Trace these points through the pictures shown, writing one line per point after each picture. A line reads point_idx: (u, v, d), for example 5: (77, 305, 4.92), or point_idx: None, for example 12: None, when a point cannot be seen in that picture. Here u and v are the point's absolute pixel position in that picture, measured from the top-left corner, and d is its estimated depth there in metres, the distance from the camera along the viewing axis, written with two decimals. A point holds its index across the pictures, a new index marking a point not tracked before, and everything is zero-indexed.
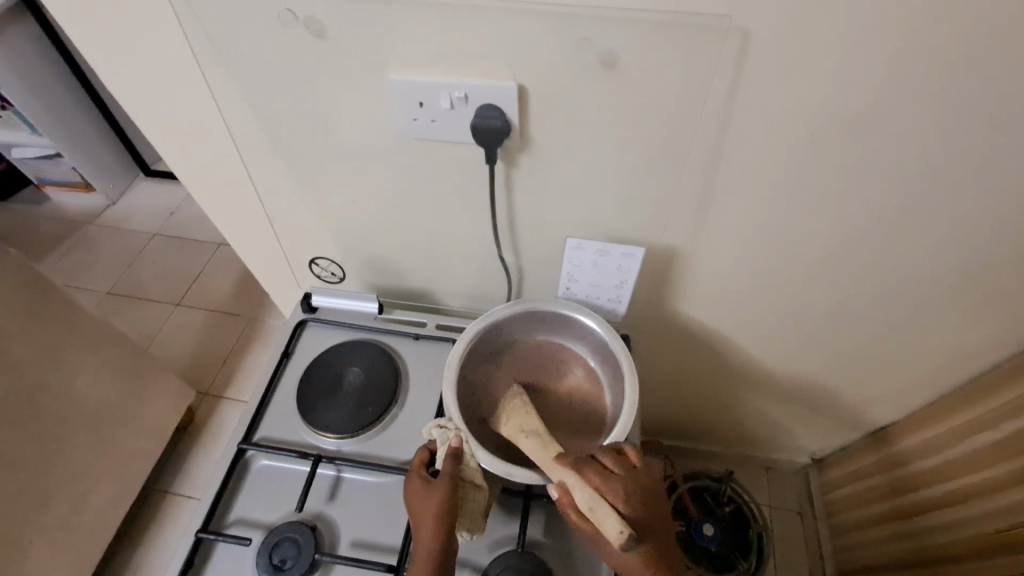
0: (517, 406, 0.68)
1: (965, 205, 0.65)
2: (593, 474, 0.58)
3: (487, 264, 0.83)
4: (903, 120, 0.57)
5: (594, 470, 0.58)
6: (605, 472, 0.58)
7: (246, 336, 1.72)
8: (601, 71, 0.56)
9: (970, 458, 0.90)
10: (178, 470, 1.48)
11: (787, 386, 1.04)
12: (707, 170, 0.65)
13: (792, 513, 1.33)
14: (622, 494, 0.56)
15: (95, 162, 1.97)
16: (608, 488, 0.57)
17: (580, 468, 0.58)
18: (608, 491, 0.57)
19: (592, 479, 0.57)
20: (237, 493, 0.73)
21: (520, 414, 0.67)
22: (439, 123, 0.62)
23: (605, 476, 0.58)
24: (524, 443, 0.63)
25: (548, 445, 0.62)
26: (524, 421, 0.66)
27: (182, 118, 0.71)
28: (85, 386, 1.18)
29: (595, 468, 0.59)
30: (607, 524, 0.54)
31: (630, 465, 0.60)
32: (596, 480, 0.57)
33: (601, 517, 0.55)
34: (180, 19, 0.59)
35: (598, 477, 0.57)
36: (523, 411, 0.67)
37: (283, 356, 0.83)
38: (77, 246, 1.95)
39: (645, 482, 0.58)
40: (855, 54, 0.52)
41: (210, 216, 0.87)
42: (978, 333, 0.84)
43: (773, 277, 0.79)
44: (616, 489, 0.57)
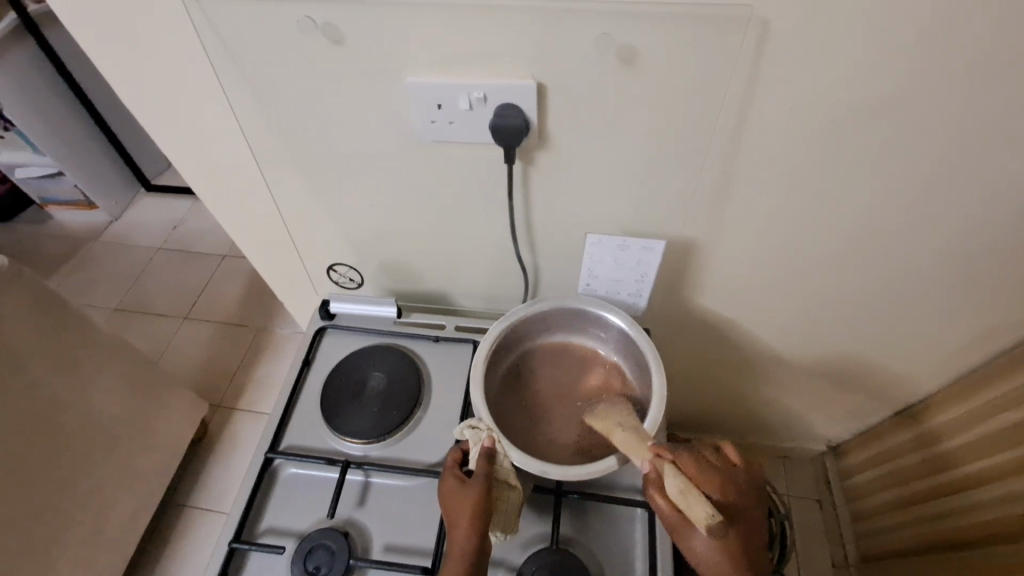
0: (615, 409, 0.67)
1: (986, 188, 0.65)
2: (689, 462, 0.60)
3: (504, 264, 0.83)
4: (924, 105, 0.57)
5: (690, 458, 0.61)
6: (700, 464, 0.61)
7: (256, 347, 1.72)
8: (620, 68, 0.56)
9: (990, 440, 0.90)
10: (195, 482, 1.48)
11: (803, 374, 1.04)
12: (725, 161, 0.65)
13: (811, 501, 1.33)
14: (717, 484, 0.60)
15: (97, 179, 1.98)
16: (702, 476, 0.60)
17: (677, 454, 0.61)
18: (701, 479, 0.60)
19: (688, 467, 0.60)
20: (267, 502, 0.73)
21: (618, 414, 0.66)
22: (456, 125, 0.62)
23: (704, 467, 0.61)
24: (619, 437, 0.62)
25: (644, 438, 0.62)
26: (623, 419, 0.65)
27: (197, 130, 0.71)
28: (100, 404, 1.18)
29: (694, 457, 0.62)
30: (693, 508, 0.54)
31: (725, 463, 0.64)
32: (691, 468, 0.60)
33: (689, 501, 0.55)
34: (198, 32, 0.59)
35: (694, 466, 0.60)
36: (624, 411, 0.66)
37: (304, 364, 0.83)
38: (82, 264, 1.95)
39: (733, 477, 0.62)
40: (874, 41, 0.53)
41: (225, 226, 0.87)
42: (997, 315, 0.83)
43: (790, 266, 0.79)
44: (710, 479, 0.60)
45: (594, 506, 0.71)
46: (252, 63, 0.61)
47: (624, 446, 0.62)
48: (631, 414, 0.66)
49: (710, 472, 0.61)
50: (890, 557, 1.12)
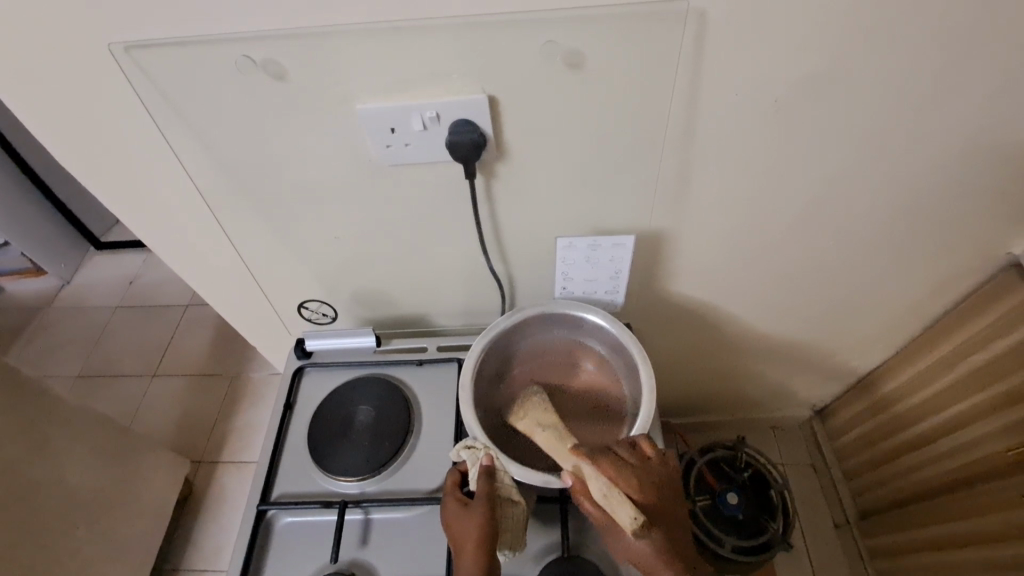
0: (535, 403, 0.69)
1: (927, 146, 0.68)
2: (608, 464, 0.60)
3: (478, 278, 0.82)
4: (860, 76, 0.60)
5: (609, 461, 0.60)
6: (618, 466, 0.60)
7: (233, 395, 1.66)
8: (569, 73, 0.56)
9: (967, 382, 0.94)
10: (186, 544, 1.42)
11: (781, 345, 1.07)
12: (682, 151, 0.66)
13: (805, 467, 1.37)
14: (635, 486, 0.59)
15: (43, 243, 1.89)
16: (619, 476, 0.59)
17: (595, 458, 0.61)
18: (620, 482, 0.59)
19: (607, 469, 0.60)
20: (266, 556, 0.70)
21: (537, 408, 0.68)
22: (413, 146, 0.62)
23: (625, 467, 0.60)
24: (543, 438, 0.65)
25: (565, 437, 0.64)
26: (542, 418, 0.67)
27: (145, 184, 0.69)
28: (75, 480, 1.12)
29: (610, 458, 0.61)
30: (619, 512, 0.57)
31: (642, 458, 0.62)
32: (610, 472, 0.59)
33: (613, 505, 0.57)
34: (132, 83, 0.57)
35: (612, 469, 0.60)
36: (542, 406, 0.68)
37: (286, 408, 0.80)
38: (36, 334, 1.85)
39: (655, 472, 0.61)
40: (807, 21, 0.55)
41: (186, 276, 0.84)
42: (952, 265, 0.88)
43: (756, 243, 0.81)
44: (628, 480, 0.59)
45: None
46: (194, 109, 0.59)
47: (549, 449, 0.64)
48: (549, 409, 0.68)
49: (628, 473, 0.60)
50: (889, 509, 1.15)
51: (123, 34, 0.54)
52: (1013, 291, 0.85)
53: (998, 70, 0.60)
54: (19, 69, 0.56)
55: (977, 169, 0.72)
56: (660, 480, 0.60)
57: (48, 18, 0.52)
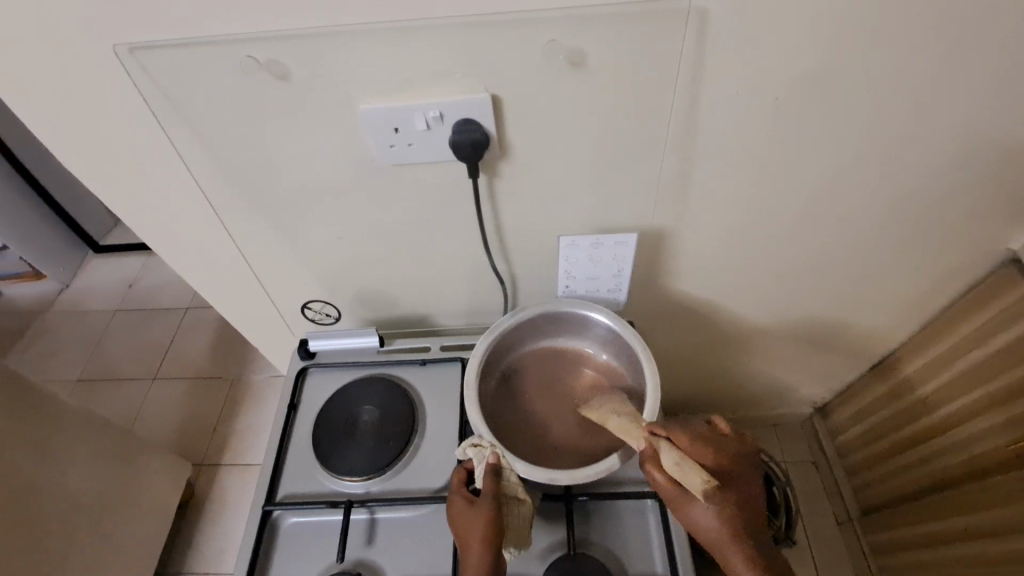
0: (608, 397, 0.68)
1: (927, 142, 0.68)
2: (683, 435, 0.61)
3: (481, 277, 0.82)
4: (859, 73, 0.60)
5: (683, 432, 0.61)
6: (693, 438, 0.61)
7: (234, 397, 1.66)
8: (571, 71, 0.57)
9: (968, 377, 0.94)
10: (188, 547, 1.42)
11: (782, 342, 1.07)
12: (684, 148, 0.66)
13: (807, 464, 1.37)
14: (711, 455, 0.60)
15: (42, 247, 1.89)
16: (695, 446, 0.60)
17: (670, 428, 0.61)
18: (694, 452, 0.59)
19: (682, 440, 0.60)
20: (271, 556, 0.70)
21: (610, 402, 0.67)
22: (415, 146, 0.62)
23: (700, 439, 0.61)
24: (615, 423, 0.63)
25: (638, 423, 0.62)
26: (614, 407, 0.65)
27: (147, 185, 0.69)
28: (77, 484, 1.11)
29: (683, 430, 0.62)
30: (691, 477, 0.55)
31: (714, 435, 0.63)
32: (683, 442, 0.60)
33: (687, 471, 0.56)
34: (136, 84, 0.57)
35: (687, 439, 0.60)
36: (614, 399, 0.67)
37: (290, 409, 0.80)
38: (36, 337, 1.84)
39: (731, 447, 0.62)
40: (807, 18, 0.55)
41: (188, 278, 0.84)
42: (951, 261, 0.88)
43: (758, 241, 0.82)
44: (701, 451, 0.60)
45: (606, 506, 0.71)
46: (198, 110, 0.59)
47: (620, 432, 0.62)
48: (621, 402, 0.67)
49: (703, 444, 0.61)
50: (892, 505, 1.15)
51: (125, 34, 0.54)
52: (1013, 286, 0.86)
53: (996, 65, 0.60)
54: (23, 72, 0.56)
55: (976, 165, 0.72)
56: (732, 456, 0.61)
57: (51, 20, 0.52)
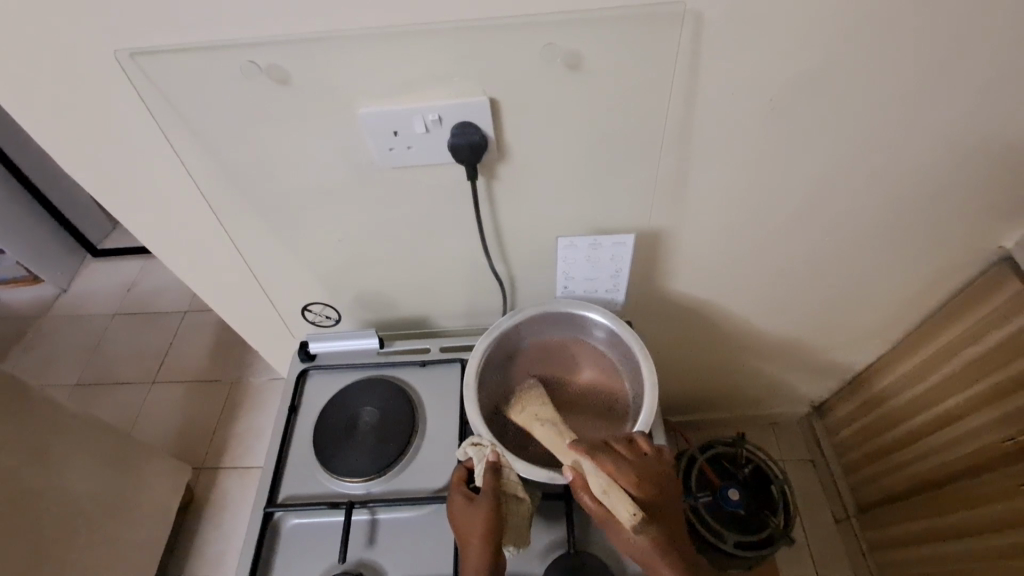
0: (534, 396, 0.71)
1: (920, 142, 0.69)
2: (607, 461, 0.61)
3: (481, 279, 0.83)
4: (853, 74, 0.61)
5: (609, 459, 0.61)
6: (618, 462, 0.61)
7: (233, 400, 1.66)
8: (569, 74, 0.57)
9: (963, 374, 0.95)
10: (188, 551, 1.42)
11: (779, 341, 1.08)
12: (680, 149, 0.67)
13: (805, 462, 1.38)
14: (635, 481, 0.60)
15: (39, 251, 1.89)
16: (619, 472, 0.60)
17: (596, 456, 0.61)
18: (619, 479, 0.60)
19: (606, 467, 0.61)
20: (273, 557, 0.70)
21: (536, 401, 0.70)
22: (415, 149, 0.63)
23: (625, 463, 0.61)
24: (541, 432, 0.67)
25: (563, 433, 0.66)
26: (538, 412, 0.69)
27: (148, 189, 0.69)
28: (76, 489, 1.11)
29: (610, 455, 0.62)
30: (619, 508, 0.59)
31: (639, 453, 0.63)
32: (608, 469, 0.61)
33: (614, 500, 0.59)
34: (137, 89, 0.57)
35: (613, 466, 0.61)
36: (540, 400, 0.70)
37: (291, 410, 0.81)
38: (34, 342, 1.84)
39: (652, 469, 0.62)
40: (800, 21, 0.56)
41: (188, 281, 0.85)
42: (944, 260, 0.89)
43: (754, 240, 0.82)
44: (626, 477, 0.60)
45: None
46: (200, 115, 0.60)
47: (546, 443, 0.66)
48: (546, 401, 0.70)
49: (628, 469, 0.61)
50: (888, 502, 1.16)
51: (126, 40, 0.54)
52: (1006, 284, 0.87)
53: (986, 67, 0.61)
54: (24, 77, 0.57)
55: (968, 164, 0.73)
56: (655, 474, 0.62)
57: (53, 26, 0.53)
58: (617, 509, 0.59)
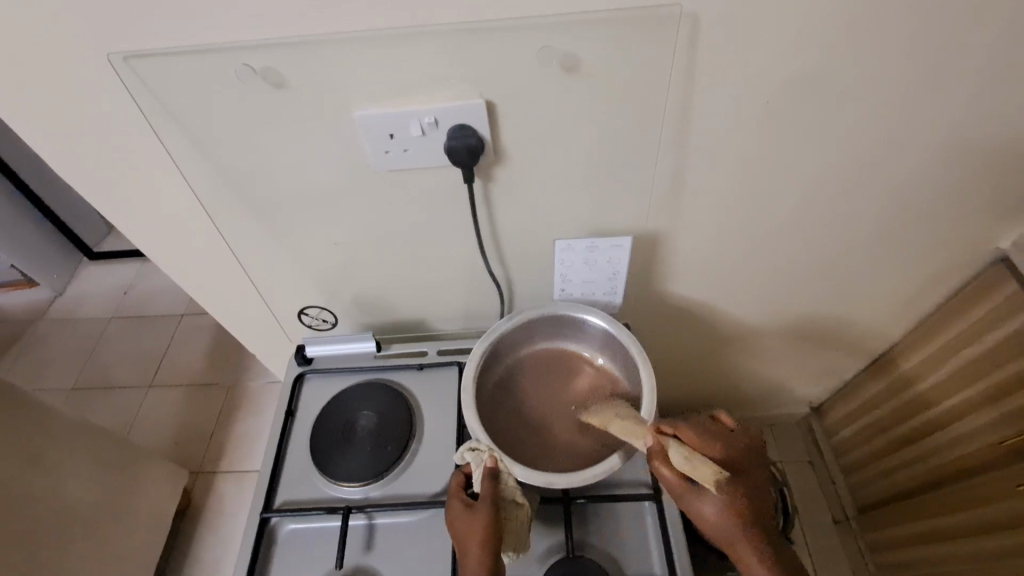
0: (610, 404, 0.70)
1: (917, 143, 0.69)
2: (691, 431, 0.62)
3: (478, 281, 0.83)
4: (849, 76, 0.61)
5: (692, 430, 0.62)
6: (701, 433, 0.62)
7: (230, 404, 1.65)
8: (565, 76, 0.57)
9: (961, 375, 0.95)
10: (185, 556, 1.41)
11: (777, 343, 1.08)
12: (677, 151, 0.67)
13: (804, 464, 1.38)
14: (719, 451, 0.61)
15: (34, 254, 1.88)
16: (703, 442, 0.61)
17: (678, 428, 0.62)
18: (703, 448, 0.60)
19: (687, 436, 0.61)
20: (270, 564, 0.70)
21: (614, 407, 0.69)
22: (411, 152, 0.62)
23: (706, 435, 0.62)
24: (618, 425, 0.64)
25: (636, 423, 0.64)
26: (615, 410, 0.68)
27: (142, 193, 0.69)
28: (71, 494, 1.11)
29: (692, 427, 0.62)
30: (703, 469, 0.57)
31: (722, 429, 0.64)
32: (692, 439, 0.61)
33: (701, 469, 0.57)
34: (131, 93, 0.57)
35: (695, 434, 0.61)
36: (615, 407, 0.69)
37: (288, 415, 0.80)
38: (29, 346, 1.83)
39: (737, 443, 0.62)
40: (797, 23, 0.56)
41: (184, 285, 0.84)
42: (942, 261, 0.89)
43: (752, 242, 0.82)
44: (711, 446, 0.61)
45: (604, 508, 0.71)
46: (195, 118, 0.59)
47: (624, 433, 0.63)
48: (625, 407, 0.68)
49: (712, 440, 0.62)
50: (887, 504, 1.16)
51: (118, 43, 0.54)
52: (1003, 284, 0.87)
53: (981, 68, 0.61)
54: (15, 81, 0.56)
55: (965, 165, 0.73)
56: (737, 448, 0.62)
57: (45, 28, 0.52)
58: (703, 474, 0.57)
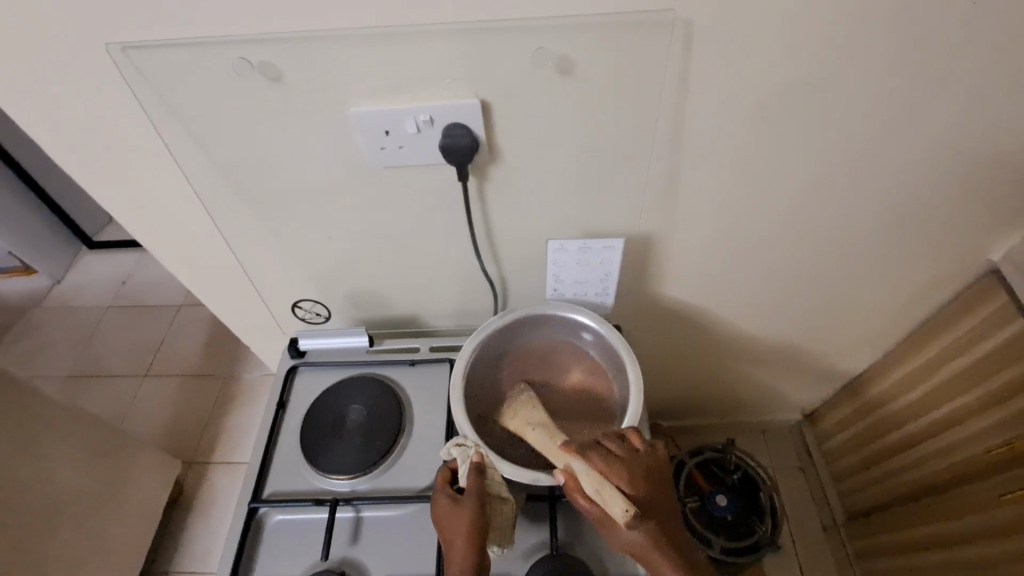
0: (524, 401, 0.72)
1: (909, 153, 0.70)
2: (599, 458, 0.60)
3: (472, 279, 0.83)
4: (841, 85, 0.61)
5: (600, 457, 0.61)
6: (609, 460, 0.61)
7: (225, 396, 1.66)
8: (560, 78, 0.58)
9: (950, 386, 0.96)
10: (175, 546, 1.41)
11: (769, 349, 1.08)
12: (671, 155, 0.68)
13: (794, 470, 1.38)
14: (626, 478, 0.59)
15: (33, 242, 1.88)
16: (611, 469, 0.60)
17: (587, 455, 0.61)
18: (611, 477, 0.59)
19: (596, 464, 0.60)
20: (257, 554, 0.70)
21: (529, 408, 0.70)
22: (407, 149, 0.63)
23: (615, 460, 0.61)
24: (534, 436, 0.67)
25: (554, 437, 0.66)
26: (532, 417, 0.69)
27: (139, 184, 0.70)
28: (62, 482, 1.11)
29: (600, 454, 0.61)
30: (611, 505, 0.58)
31: (631, 450, 0.62)
32: (601, 467, 0.60)
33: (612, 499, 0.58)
34: (129, 83, 0.57)
35: (602, 463, 0.60)
36: (530, 406, 0.71)
37: (280, 406, 0.81)
38: (26, 333, 1.84)
39: (646, 465, 0.61)
40: (789, 31, 0.56)
41: (180, 275, 0.85)
42: (934, 272, 0.90)
43: (744, 247, 0.83)
44: (619, 474, 0.59)
45: None
46: (192, 111, 0.60)
47: (540, 445, 0.66)
48: (537, 406, 0.71)
49: (619, 465, 0.60)
50: (875, 511, 1.17)
51: (117, 34, 0.54)
52: (992, 296, 0.87)
53: (972, 82, 0.62)
54: (13, 69, 0.57)
55: (956, 176, 0.73)
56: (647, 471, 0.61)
57: (44, 18, 0.53)
58: (613, 508, 0.58)
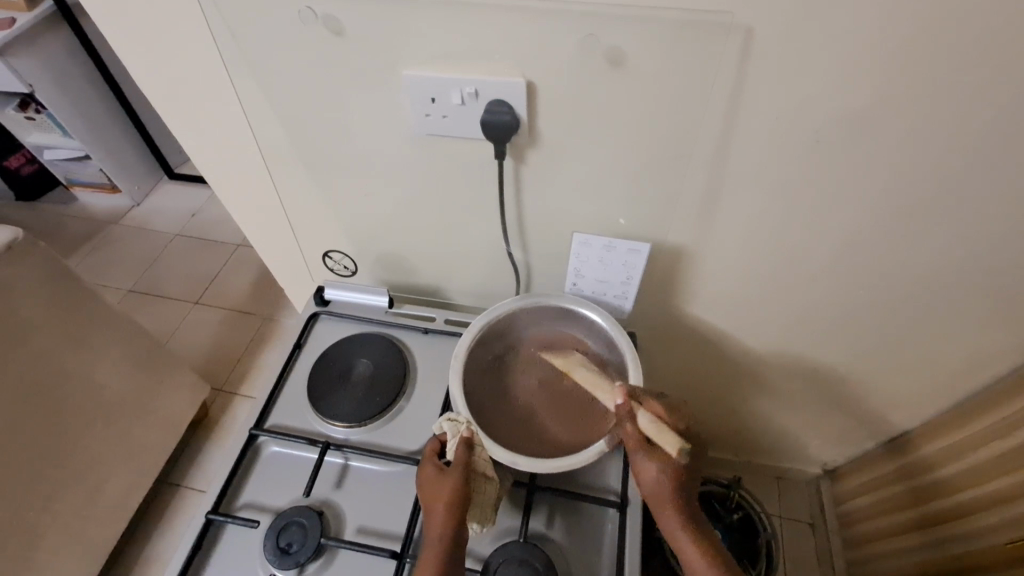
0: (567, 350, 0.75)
1: (976, 204, 0.65)
2: (657, 405, 0.65)
3: (497, 261, 0.84)
4: (907, 119, 0.58)
5: (656, 403, 0.66)
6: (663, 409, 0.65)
7: (261, 335, 1.76)
8: (607, 68, 0.57)
9: (985, 468, 0.89)
10: (190, 463, 1.51)
11: (794, 390, 1.03)
12: (714, 165, 0.66)
13: (803, 524, 1.32)
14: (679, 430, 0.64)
15: (123, 164, 2.05)
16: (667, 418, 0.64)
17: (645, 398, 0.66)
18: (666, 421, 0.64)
19: (654, 408, 0.65)
20: (248, 477, 0.74)
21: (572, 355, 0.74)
22: (450, 119, 0.64)
23: (669, 411, 0.65)
24: (581, 372, 0.71)
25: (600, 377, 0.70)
26: (582, 360, 0.73)
27: (205, 114, 0.75)
28: (102, 380, 1.21)
29: (657, 402, 0.66)
30: (666, 439, 0.61)
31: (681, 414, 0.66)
32: (656, 411, 0.65)
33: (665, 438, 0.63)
34: (206, 14, 0.61)
35: (660, 409, 0.65)
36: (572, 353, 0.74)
37: (295, 347, 0.85)
38: (102, 244, 2.01)
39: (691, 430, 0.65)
40: (854, 54, 0.54)
41: (231, 208, 0.91)
42: (990, 340, 0.83)
43: (779, 278, 0.80)
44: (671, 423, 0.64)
45: (568, 504, 0.71)
46: (257, 51, 0.63)
47: (589, 382, 0.69)
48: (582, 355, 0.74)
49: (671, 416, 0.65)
50: None
51: None
52: None
53: None
54: None
55: None
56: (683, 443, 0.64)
57: None
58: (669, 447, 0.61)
